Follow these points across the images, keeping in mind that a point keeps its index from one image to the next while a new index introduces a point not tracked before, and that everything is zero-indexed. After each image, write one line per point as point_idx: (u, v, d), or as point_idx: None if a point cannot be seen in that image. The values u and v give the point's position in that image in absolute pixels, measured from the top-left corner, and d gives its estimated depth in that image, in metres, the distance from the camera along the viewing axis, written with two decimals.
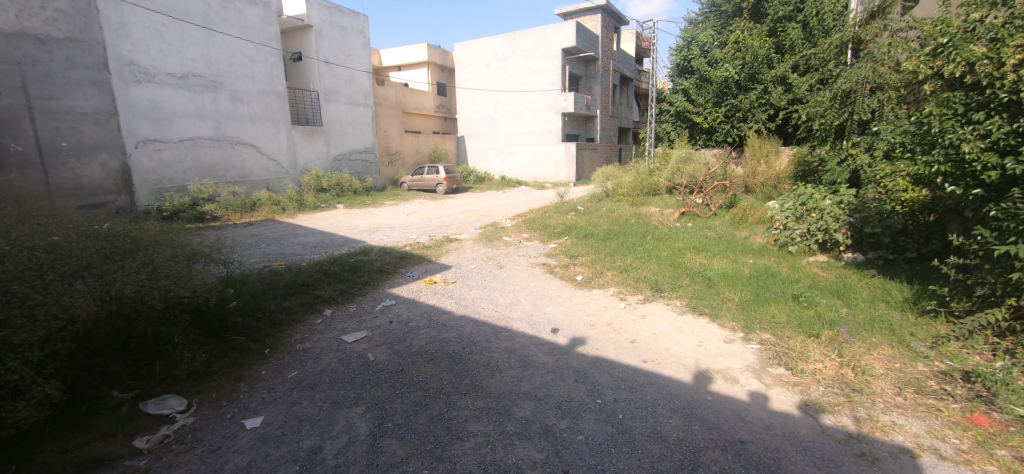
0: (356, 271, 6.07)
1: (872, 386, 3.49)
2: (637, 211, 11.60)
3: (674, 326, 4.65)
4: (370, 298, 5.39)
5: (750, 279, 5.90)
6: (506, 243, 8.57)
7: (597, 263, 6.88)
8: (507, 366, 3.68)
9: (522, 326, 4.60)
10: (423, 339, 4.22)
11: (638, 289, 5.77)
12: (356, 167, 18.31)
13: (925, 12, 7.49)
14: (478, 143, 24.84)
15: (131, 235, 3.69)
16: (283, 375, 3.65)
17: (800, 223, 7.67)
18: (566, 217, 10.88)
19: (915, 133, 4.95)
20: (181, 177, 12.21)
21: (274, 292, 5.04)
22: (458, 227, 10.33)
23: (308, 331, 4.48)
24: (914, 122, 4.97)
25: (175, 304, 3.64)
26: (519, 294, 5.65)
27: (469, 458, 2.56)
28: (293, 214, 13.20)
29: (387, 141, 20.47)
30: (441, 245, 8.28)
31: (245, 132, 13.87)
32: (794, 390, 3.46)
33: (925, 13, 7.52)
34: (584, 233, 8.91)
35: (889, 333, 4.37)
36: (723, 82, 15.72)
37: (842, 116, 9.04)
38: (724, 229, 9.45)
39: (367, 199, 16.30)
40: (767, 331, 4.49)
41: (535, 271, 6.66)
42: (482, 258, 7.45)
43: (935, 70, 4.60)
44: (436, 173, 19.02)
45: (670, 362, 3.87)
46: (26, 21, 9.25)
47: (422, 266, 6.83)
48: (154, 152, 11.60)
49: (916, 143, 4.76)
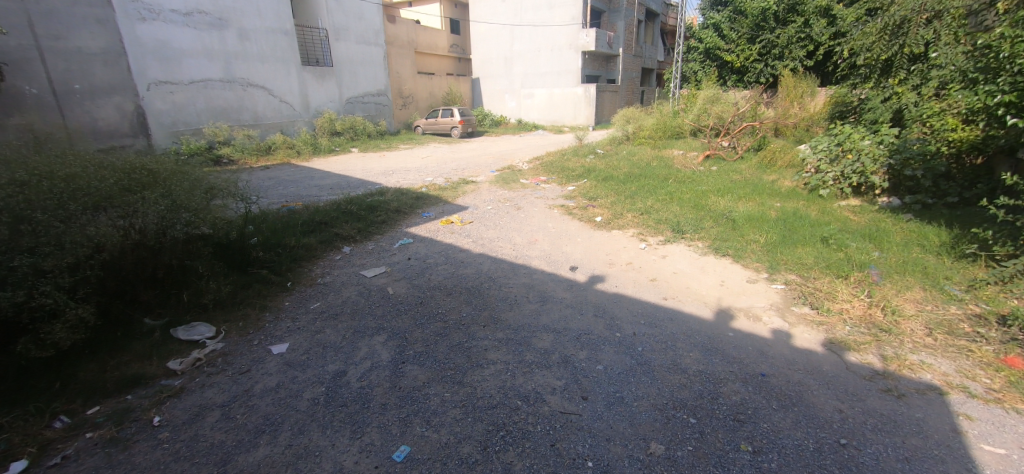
0: (373, 211, 6.06)
1: (901, 326, 3.40)
2: (659, 154, 11.29)
3: (696, 266, 4.57)
4: (388, 237, 5.38)
5: (777, 222, 5.71)
6: (524, 185, 8.40)
7: (618, 204, 6.72)
8: (526, 300, 3.68)
9: (539, 263, 4.57)
10: (442, 275, 4.23)
11: (659, 231, 5.64)
12: (370, 109, 17.93)
13: None
14: (494, 85, 23.94)
15: (150, 168, 3.64)
16: (307, 305, 3.73)
17: (833, 165, 7.40)
18: (585, 160, 10.62)
19: (979, 61, 4.53)
20: (195, 120, 12.13)
21: (294, 229, 5.06)
22: (474, 170, 10.17)
23: (328, 266, 4.53)
24: (979, 49, 4.53)
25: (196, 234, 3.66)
26: (537, 234, 5.58)
27: (489, 384, 2.60)
28: (308, 158, 13.16)
29: (400, 82, 19.88)
30: (458, 186, 8.16)
31: (256, 73, 13.56)
32: (819, 328, 3.39)
33: None
34: (603, 176, 8.67)
35: (923, 276, 4.24)
36: (760, 14, 14.65)
37: (892, 49, 8.41)
38: (751, 173, 9.11)
39: (381, 143, 16.10)
40: (793, 272, 4.37)
41: (553, 213, 6.55)
42: (499, 200, 7.31)
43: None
44: (450, 116, 18.56)
45: (691, 299, 3.83)
46: None
47: (440, 207, 6.75)
48: (167, 95, 11.50)
49: (977, 73, 4.37)
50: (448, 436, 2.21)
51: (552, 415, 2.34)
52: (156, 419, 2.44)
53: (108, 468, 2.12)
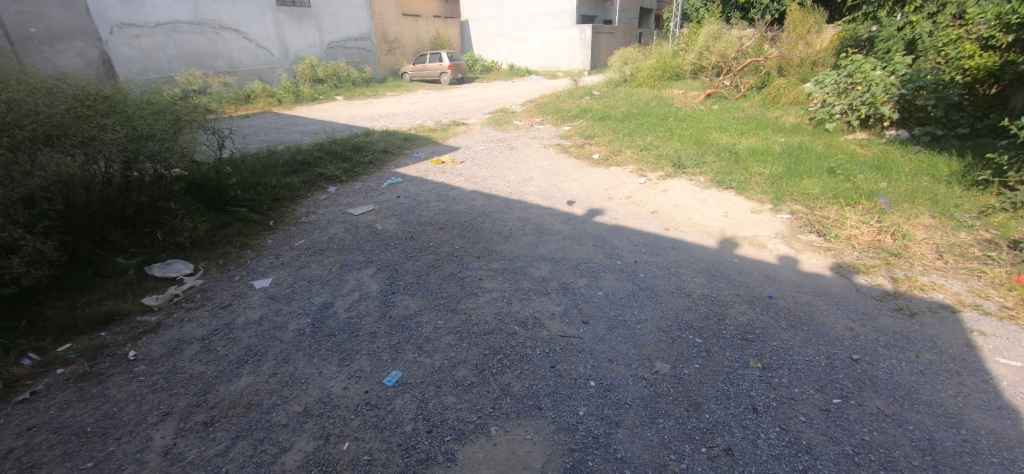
0: (359, 151, 5.75)
1: (911, 250, 3.28)
2: (658, 94, 10.85)
3: (698, 199, 4.39)
4: (376, 177, 5.12)
5: (782, 155, 5.49)
6: (517, 126, 8.05)
7: (616, 142, 6.44)
8: (522, 233, 3.51)
9: (536, 199, 4.36)
10: (433, 211, 4.02)
11: (660, 166, 5.41)
12: (353, 55, 17.03)
13: None
14: (484, 28, 22.72)
15: (106, 93, 3.28)
16: (290, 242, 3.52)
17: (841, 98, 7.10)
18: (580, 101, 10.20)
19: None
20: (167, 66, 11.46)
21: (275, 170, 4.77)
22: (466, 113, 9.74)
23: (313, 205, 4.29)
24: None
25: (164, 170, 3.40)
26: (532, 172, 5.33)
27: (484, 311, 2.46)
28: (291, 106, 12.57)
29: (385, 25, 18.79)
30: (448, 128, 7.80)
31: (228, 15, 12.69)
32: (826, 254, 3.27)
33: None
34: (600, 116, 8.31)
35: (932, 204, 4.10)
36: None
37: None
38: (753, 110, 8.78)
39: (368, 90, 15.40)
40: (799, 202, 4.20)
41: (549, 152, 6.28)
42: (492, 140, 6.99)
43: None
44: (439, 61, 17.71)
45: (694, 229, 3.67)
46: None
47: (430, 148, 6.43)
48: (133, 39, 10.77)
49: None
50: (442, 360, 2.09)
51: (552, 339, 2.22)
52: (130, 354, 2.30)
53: (80, 401, 1.99)
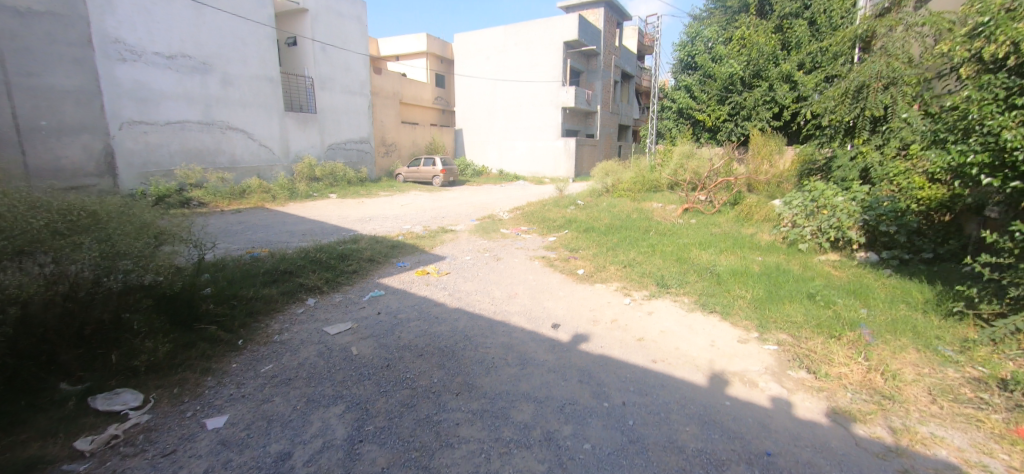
0: (344, 260, 5.69)
1: (905, 393, 3.18)
2: (639, 206, 11.37)
3: (683, 324, 4.33)
4: (357, 289, 5.02)
5: (762, 276, 5.60)
6: (504, 235, 8.21)
7: (600, 256, 6.55)
8: (504, 364, 3.34)
9: (520, 320, 4.27)
10: (412, 333, 3.87)
11: (644, 285, 5.43)
12: (351, 156, 17.85)
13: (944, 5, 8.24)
14: (476, 136, 24.37)
15: (91, 208, 3.29)
16: (256, 368, 3.27)
17: (811, 220, 7.47)
18: (566, 211, 10.60)
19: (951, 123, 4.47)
20: (168, 161, 11.78)
21: (253, 280, 4.64)
22: (454, 218, 10.00)
23: (288, 320, 4.11)
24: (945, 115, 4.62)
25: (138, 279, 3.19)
26: (517, 287, 5.31)
27: (460, 468, 2.23)
28: (284, 203, 12.79)
29: (384, 130, 20.02)
30: (436, 235, 7.91)
31: (237, 117, 13.43)
32: (820, 396, 3.14)
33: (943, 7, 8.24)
34: (584, 227, 8.57)
35: (914, 335, 4.11)
36: (728, 78, 15.61)
37: (854, 112, 8.78)
38: (730, 226, 9.18)
39: (361, 189, 15.91)
40: (784, 331, 4.18)
41: (534, 265, 6.32)
42: (479, 250, 7.06)
43: (975, 53, 4.37)
44: (432, 165, 18.65)
45: (681, 362, 3.55)
46: None
47: (416, 256, 6.44)
48: (140, 135, 11.18)
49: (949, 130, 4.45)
50: None
51: None
52: None
53: None
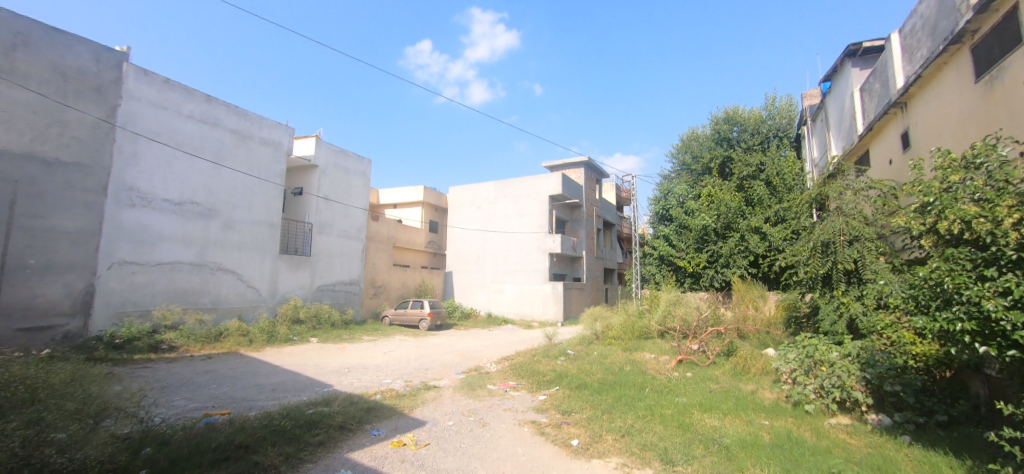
0: (310, 428, 5.08)
1: None
2: (631, 357, 10.95)
3: None
4: (322, 466, 4.39)
5: (774, 449, 5.07)
6: (491, 393, 7.64)
7: (595, 421, 6.01)
8: None
9: None
10: None
11: (646, 461, 4.84)
12: (339, 298, 17.66)
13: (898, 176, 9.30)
14: (466, 279, 24.68)
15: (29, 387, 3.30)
16: None
17: (811, 379, 7.08)
18: (556, 363, 10.14)
19: (919, 287, 4.41)
20: (148, 301, 11.43)
21: (199, 457, 4.03)
22: (438, 371, 9.45)
23: None
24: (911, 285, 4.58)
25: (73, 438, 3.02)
26: (505, 464, 4.69)
27: None
28: (261, 348, 12.14)
29: (375, 273, 20.22)
30: (417, 393, 7.31)
31: (230, 259, 13.54)
32: None
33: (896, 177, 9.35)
34: (576, 384, 8.07)
35: None
36: (701, 230, 16.59)
37: (826, 265, 8.96)
38: (728, 381, 8.74)
39: (344, 333, 15.36)
40: None
41: (523, 432, 5.73)
42: (463, 412, 6.47)
43: (928, 227, 4.48)
44: (420, 308, 18.44)
45: None
46: (39, 145, 9.51)
47: (393, 421, 5.83)
48: (127, 275, 11.03)
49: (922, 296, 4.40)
50: None
51: None
52: None
53: None
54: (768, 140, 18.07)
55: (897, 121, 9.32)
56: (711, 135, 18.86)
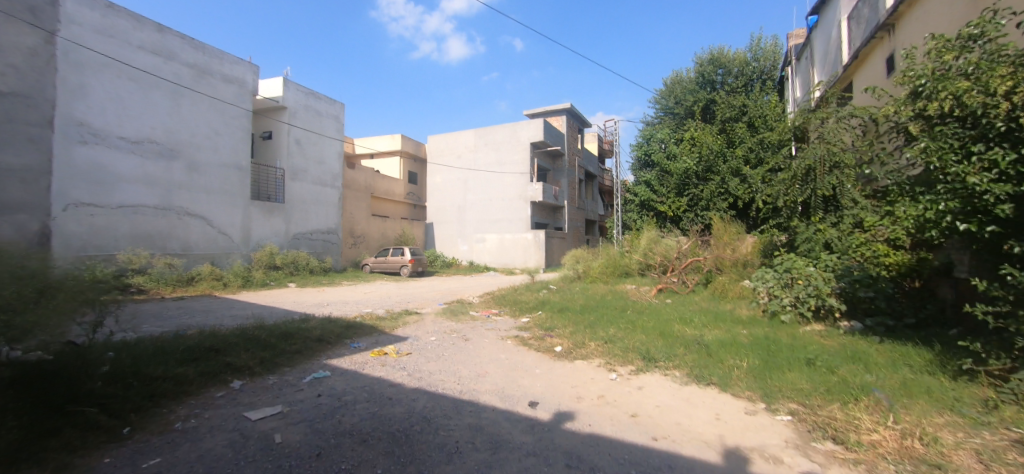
0: (287, 339, 4.93)
1: (953, 460, 2.64)
2: (613, 289, 11.06)
3: (680, 398, 3.76)
4: (300, 369, 4.26)
5: (752, 346, 5.19)
6: (473, 317, 7.58)
7: (578, 333, 6.03)
8: (471, 448, 2.64)
9: (490, 398, 3.60)
10: (357, 416, 3.12)
11: (629, 360, 4.88)
12: (316, 247, 17.25)
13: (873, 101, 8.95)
14: (446, 230, 24.41)
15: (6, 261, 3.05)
16: (135, 464, 2.46)
17: (787, 291, 7.25)
18: (538, 294, 10.18)
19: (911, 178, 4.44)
20: (111, 245, 10.88)
21: (167, 357, 3.86)
22: (420, 303, 9.36)
23: (201, 405, 3.29)
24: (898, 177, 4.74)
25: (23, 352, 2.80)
26: (488, 365, 4.65)
27: None
28: (236, 292, 11.82)
29: (353, 223, 19.76)
30: (398, 317, 7.23)
31: (197, 203, 12.92)
32: (859, 470, 2.58)
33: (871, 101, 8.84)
34: (559, 308, 8.10)
35: (931, 398, 3.65)
36: (683, 173, 16.66)
37: (805, 193, 8.68)
38: (707, 304, 8.92)
39: (323, 280, 15.09)
40: (793, 400, 3.67)
41: (507, 344, 5.69)
42: (445, 331, 6.40)
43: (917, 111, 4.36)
44: (401, 256, 18.21)
45: (688, 439, 2.93)
46: None
47: (373, 337, 5.72)
48: (86, 217, 10.40)
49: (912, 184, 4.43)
50: None
51: None
52: None
53: None
54: (752, 82, 17.81)
55: (883, 45, 9.13)
56: (695, 78, 18.38)
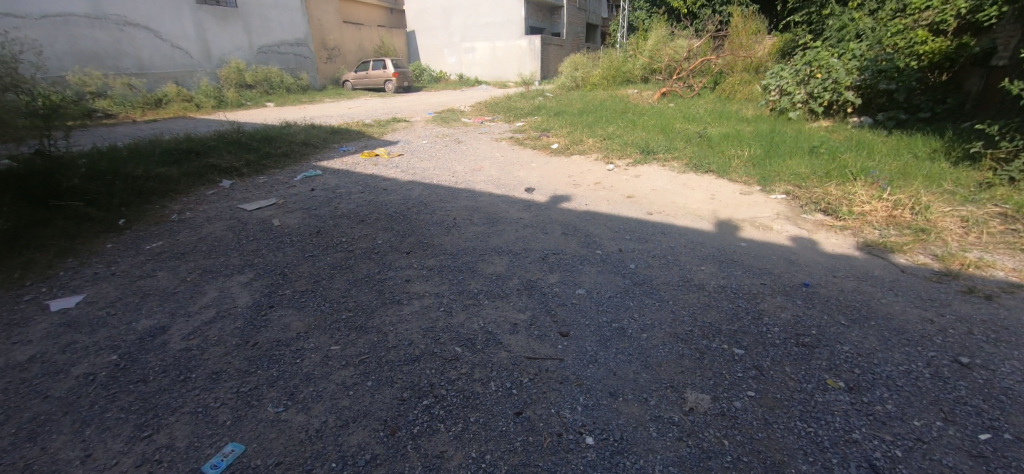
0: (271, 143, 4.71)
1: (938, 225, 2.75)
2: (613, 94, 10.46)
3: (677, 183, 3.75)
4: (289, 170, 4.14)
5: (755, 139, 5.04)
6: (466, 123, 7.24)
7: (576, 133, 5.79)
8: (469, 223, 2.66)
9: (486, 187, 3.56)
10: (353, 204, 3.10)
11: (627, 154, 4.77)
12: (289, 61, 15.72)
13: None
14: (431, 39, 22.02)
15: None
16: (139, 246, 2.49)
17: (802, 87, 6.87)
18: (533, 101, 9.64)
19: None
20: (55, 65, 9.94)
21: (147, 159, 3.68)
22: (409, 113, 8.89)
23: (193, 201, 3.25)
24: None
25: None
26: (482, 162, 4.54)
27: (408, 327, 1.60)
28: (211, 112, 11.16)
29: (324, 31, 17.63)
30: (387, 125, 6.90)
31: (136, 10, 11.21)
32: (845, 234, 2.69)
33: None
34: (555, 112, 7.71)
35: (927, 180, 3.65)
36: None
37: None
38: (710, 105, 8.50)
39: (303, 97, 14.15)
40: (789, 182, 3.68)
41: (502, 144, 5.51)
42: (437, 135, 6.15)
43: None
44: (383, 69, 16.76)
45: (681, 213, 2.98)
46: None
47: (362, 142, 5.49)
48: (9, 32, 9.33)
49: None
50: (325, 417, 1.23)
51: (515, 364, 1.42)
52: None
53: None
54: None
55: None
56: None
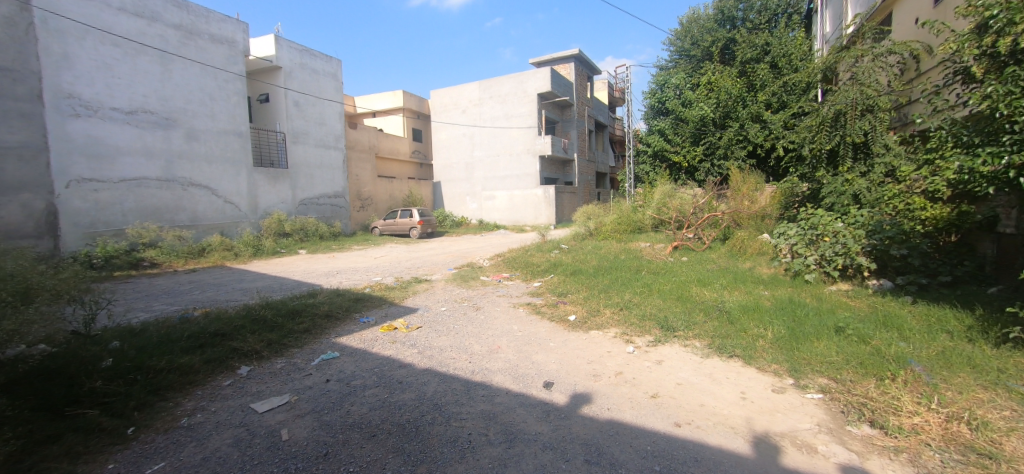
0: (294, 317, 4.82)
1: (1006, 448, 2.46)
2: (627, 247, 10.78)
3: (702, 374, 3.58)
4: (307, 351, 4.14)
5: (777, 312, 4.93)
6: (484, 283, 7.42)
7: (592, 300, 5.83)
8: (486, 442, 2.51)
9: (503, 380, 3.46)
10: (367, 405, 2.99)
11: (646, 330, 4.69)
12: (324, 212, 17.09)
13: (904, 35, 8.21)
14: (455, 188, 24.06)
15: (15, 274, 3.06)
16: (140, 469, 2.37)
17: (812, 249, 6.91)
18: (549, 255, 9.98)
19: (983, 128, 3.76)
20: (120, 220, 10.81)
21: (172, 346, 3.77)
22: (430, 268, 9.22)
23: (207, 397, 3.20)
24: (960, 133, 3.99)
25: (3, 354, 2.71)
26: (500, 339, 4.51)
27: None
28: (247, 261, 11.85)
29: (360, 185, 19.49)
30: (408, 285, 7.12)
31: (200, 173, 12.67)
32: (901, 460, 2.42)
33: (902, 37, 8.26)
34: (571, 270, 7.91)
35: (975, 371, 3.40)
36: (699, 121, 15.83)
37: (833, 139, 8.12)
38: (725, 261, 8.63)
39: (333, 244, 15.05)
40: (823, 374, 3.49)
41: (519, 312, 5.56)
42: (456, 299, 6.28)
43: (986, 49, 3.92)
44: (409, 217, 18.02)
45: (712, 424, 2.77)
46: None
47: (382, 310, 5.61)
48: (90, 193, 10.28)
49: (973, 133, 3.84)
50: None
51: None
52: None
53: None
54: (776, 17, 16.52)
55: None
56: (714, 16, 16.94)
